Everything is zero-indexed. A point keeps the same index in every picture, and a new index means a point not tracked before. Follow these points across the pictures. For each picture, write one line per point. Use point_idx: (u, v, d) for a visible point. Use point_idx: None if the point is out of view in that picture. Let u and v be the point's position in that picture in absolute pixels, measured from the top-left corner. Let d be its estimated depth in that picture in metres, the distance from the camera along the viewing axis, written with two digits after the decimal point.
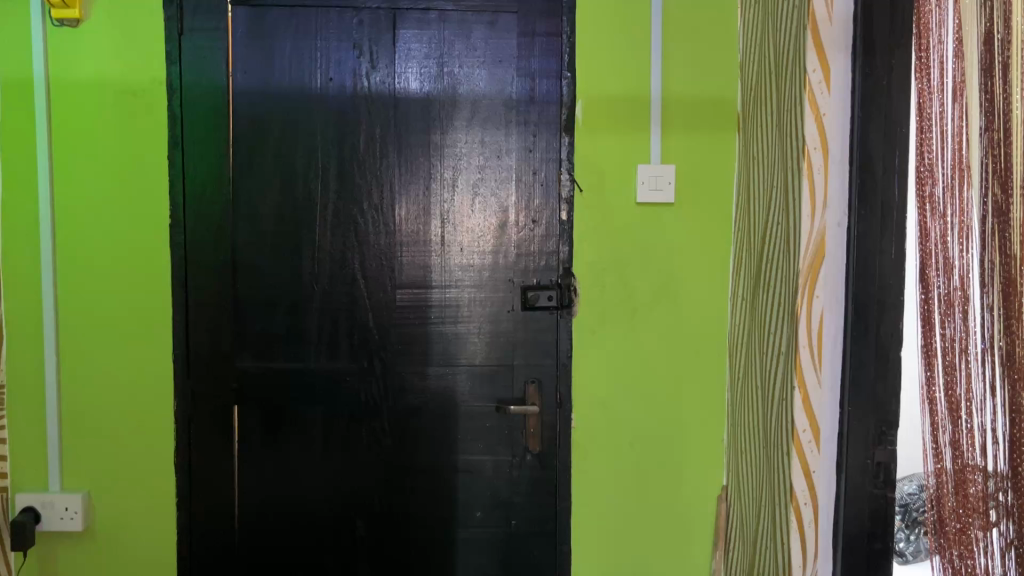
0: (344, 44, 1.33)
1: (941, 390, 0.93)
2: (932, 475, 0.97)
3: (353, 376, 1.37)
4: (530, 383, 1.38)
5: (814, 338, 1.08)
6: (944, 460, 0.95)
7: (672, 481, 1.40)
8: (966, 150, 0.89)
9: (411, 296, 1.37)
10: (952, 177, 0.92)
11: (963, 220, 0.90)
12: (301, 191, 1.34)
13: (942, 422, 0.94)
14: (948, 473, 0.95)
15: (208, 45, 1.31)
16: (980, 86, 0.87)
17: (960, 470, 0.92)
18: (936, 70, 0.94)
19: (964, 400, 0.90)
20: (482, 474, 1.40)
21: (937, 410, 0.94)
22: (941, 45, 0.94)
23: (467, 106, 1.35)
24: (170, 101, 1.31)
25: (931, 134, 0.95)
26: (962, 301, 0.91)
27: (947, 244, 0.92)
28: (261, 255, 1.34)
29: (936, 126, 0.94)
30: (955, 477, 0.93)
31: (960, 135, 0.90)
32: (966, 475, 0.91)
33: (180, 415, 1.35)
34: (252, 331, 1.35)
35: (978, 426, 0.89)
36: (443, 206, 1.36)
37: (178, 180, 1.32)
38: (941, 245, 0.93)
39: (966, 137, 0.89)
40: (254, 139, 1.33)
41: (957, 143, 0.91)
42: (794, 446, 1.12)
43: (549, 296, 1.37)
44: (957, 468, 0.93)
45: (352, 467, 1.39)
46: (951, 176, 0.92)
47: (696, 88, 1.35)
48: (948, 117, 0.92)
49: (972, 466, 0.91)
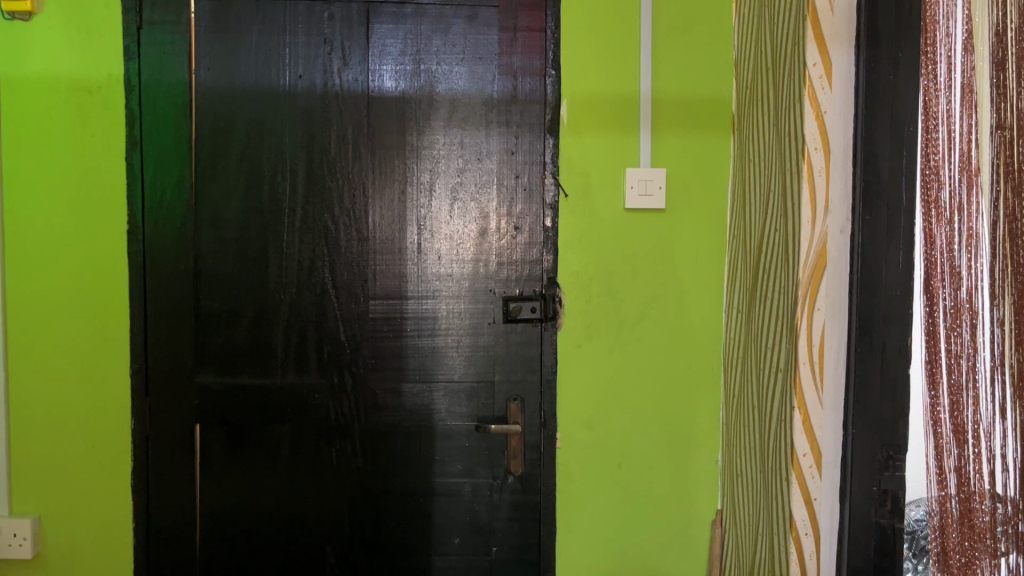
0: (314, 40, 1.25)
1: (947, 414, 0.87)
2: (936, 502, 0.91)
3: (324, 393, 1.28)
4: (512, 401, 1.30)
5: (815, 353, 0.99)
6: (949, 487, 0.89)
7: (664, 504, 1.32)
8: (975, 152, 0.81)
9: (385, 307, 1.28)
10: (959, 182, 0.84)
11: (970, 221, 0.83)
12: (267, 195, 1.26)
13: (950, 449, 0.88)
14: (952, 502, 0.88)
15: (169, 41, 1.23)
16: (992, 79, 0.79)
17: (964, 499, 0.86)
18: (942, 66, 0.86)
19: (972, 425, 0.83)
20: (460, 498, 1.31)
21: (944, 436, 0.88)
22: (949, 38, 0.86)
23: (446, 105, 1.27)
24: (129, 98, 1.23)
25: (937, 135, 0.87)
26: (970, 312, 0.83)
27: (952, 251, 0.86)
28: (225, 265, 1.26)
29: (942, 126, 0.86)
30: (961, 507, 0.87)
31: (971, 134, 0.82)
32: (973, 500, 0.84)
33: (137, 434, 1.27)
34: (215, 344, 1.27)
35: (985, 451, 0.82)
36: (420, 212, 1.28)
37: (138, 183, 1.24)
38: (947, 254, 0.86)
39: (978, 138, 0.81)
40: (218, 140, 1.25)
41: (967, 144, 0.83)
42: (794, 471, 1.01)
43: (532, 307, 1.29)
44: (962, 498, 0.86)
45: (323, 490, 1.30)
46: (957, 178, 0.85)
47: (688, 87, 1.27)
48: (956, 121, 0.84)
49: (977, 493, 0.84)
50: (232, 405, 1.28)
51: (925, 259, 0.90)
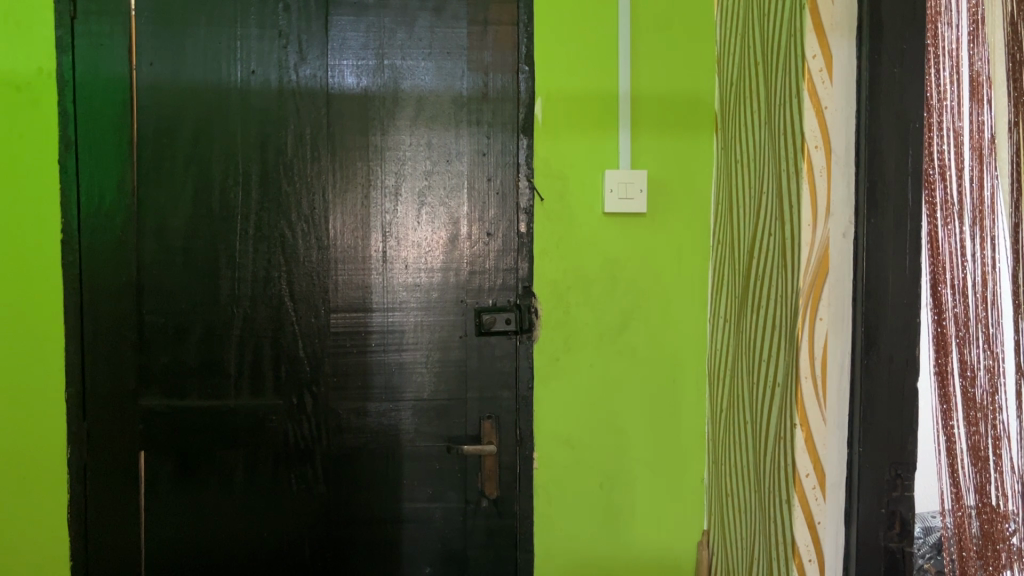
0: (268, 33, 1.15)
1: (962, 430, 0.88)
2: (948, 514, 0.91)
3: (281, 415, 1.18)
4: (485, 419, 1.22)
5: (818, 368, 0.90)
6: (964, 501, 0.90)
7: (649, 525, 1.25)
8: (987, 166, 0.86)
9: (348, 321, 1.19)
10: (970, 196, 0.86)
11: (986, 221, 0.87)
12: (218, 201, 1.15)
13: (963, 467, 0.89)
14: (970, 516, 0.90)
15: (107, 33, 1.12)
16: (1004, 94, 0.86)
17: (987, 515, 0.89)
18: (948, 68, 0.86)
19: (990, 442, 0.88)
20: (431, 524, 1.22)
21: (958, 451, 0.89)
22: (953, 50, 0.86)
23: (412, 104, 1.18)
24: (62, 95, 1.12)
25: (941, 136, 0.86)
26: (987, 326, 0.87)
27: (966, 265, 0.87)
28: (171, 277, 1.15)
29: (949, 131, 0.86)
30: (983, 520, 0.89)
31: (980, 153, 0.86)
32: (996, 518, 0.88)
33: (75, 464, 1.16)
34: (160, 364, 1.16)
35: (1007, 465, 0.88)
36: (385, 217, 1.18)
37: (73, 188, 1.13)
38: (956, 262, 0.87)
39: (994, 156, 0.86)
40: (162, 140, 1.14)
41: (977, 157, 0.86)
42: (796, 493, 0.92)
43: (506, 319, 1.21)
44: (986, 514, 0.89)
45: (280, 521, 1.20)
46: (965, 195, 0.86)
47: (669, 84, 1.21)
48: (964, 128, 0.86)
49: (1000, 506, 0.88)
50: (180, 430, 1.17)
51: (930, 267, 0.87)
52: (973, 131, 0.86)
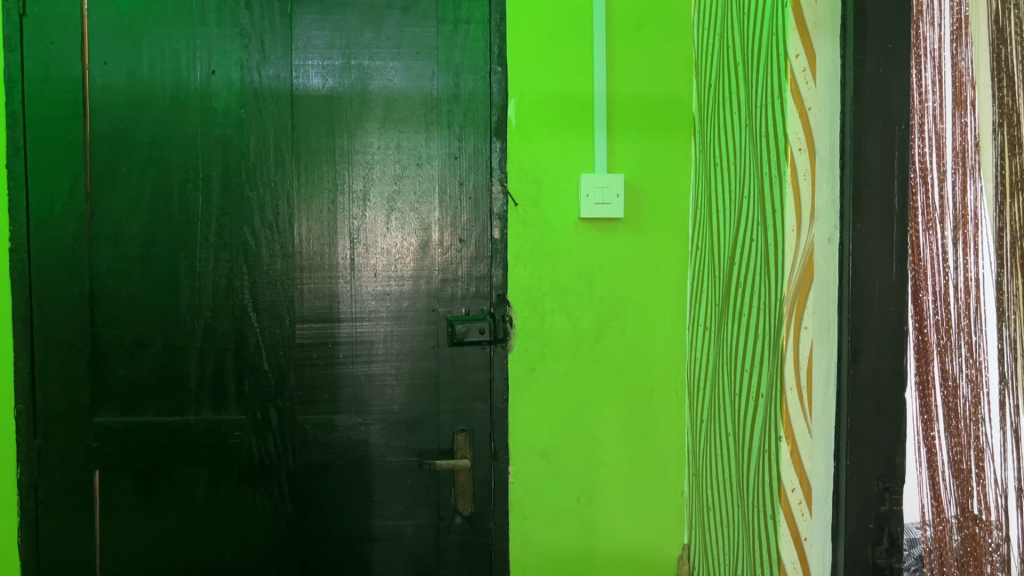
0: (229, 31, 1.10)
1: (944, 444, 0.84)
2: (931, 525, 0.87)
3: (245, 430, 1.13)
4: (459, 433, 1.17)
5: (804, 378, 0.86)
6: (946, 515, 0.85)
7: (627, 539, 1.21)
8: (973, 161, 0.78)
9: (315, 331, 1.14)
10: (952, 196, 0.80)
11: (971, 225, 0.78)
12: (176, 207, 1.10)
13: (944, 480, 0.84)
14: (951, 529, 0.84)
15: (58, 31, 1.07)
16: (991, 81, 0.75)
17: (968, 533, 0.82)
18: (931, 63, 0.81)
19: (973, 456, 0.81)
20: (402, 542, 1.18)
21: (938, 463, 0.84)
22: (935, 50, 0.82)
23: (380, 105, 1.14)
24: (10, 95, 1.06)
25: (923, 137, 0.83)
26: (968, 335, 0.79)
27: (949, 269, 0.81)
28: (127, 286, 1.10)
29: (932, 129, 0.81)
30: (963, 535, 0.83)
31: (963, 155, 0.79)
32: (978, 532, 0.81)
33: (25, 484, 1.10)
34: (117, 378, 1.11)
35: (988, 483, 0.79)
36: (353, 224, 1.14)
37: (20, 194, 1.07)
38: (938, 264, 0.82)
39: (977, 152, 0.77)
40: (118, 144, 1.09)
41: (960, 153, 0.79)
42: (782, 508, 0.89)
43: (480, 329, 1.16)
44: (965, 527, 0.82)
45: (245, 541, 1.15)
46: (941, 198, 0.81)
47: (645, 87, 1.17)
48: (948, 132, 0.80)
49: (981, 523, 0.81)
50: (138, 448, 1.11)
51: (912, 274, 0.84)
52: (957, 133, 0.79)
